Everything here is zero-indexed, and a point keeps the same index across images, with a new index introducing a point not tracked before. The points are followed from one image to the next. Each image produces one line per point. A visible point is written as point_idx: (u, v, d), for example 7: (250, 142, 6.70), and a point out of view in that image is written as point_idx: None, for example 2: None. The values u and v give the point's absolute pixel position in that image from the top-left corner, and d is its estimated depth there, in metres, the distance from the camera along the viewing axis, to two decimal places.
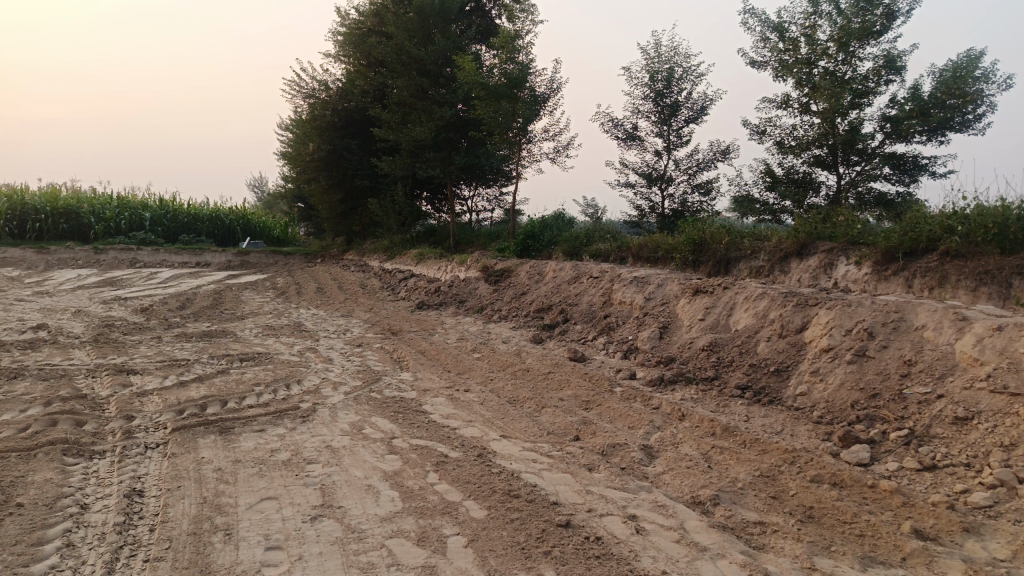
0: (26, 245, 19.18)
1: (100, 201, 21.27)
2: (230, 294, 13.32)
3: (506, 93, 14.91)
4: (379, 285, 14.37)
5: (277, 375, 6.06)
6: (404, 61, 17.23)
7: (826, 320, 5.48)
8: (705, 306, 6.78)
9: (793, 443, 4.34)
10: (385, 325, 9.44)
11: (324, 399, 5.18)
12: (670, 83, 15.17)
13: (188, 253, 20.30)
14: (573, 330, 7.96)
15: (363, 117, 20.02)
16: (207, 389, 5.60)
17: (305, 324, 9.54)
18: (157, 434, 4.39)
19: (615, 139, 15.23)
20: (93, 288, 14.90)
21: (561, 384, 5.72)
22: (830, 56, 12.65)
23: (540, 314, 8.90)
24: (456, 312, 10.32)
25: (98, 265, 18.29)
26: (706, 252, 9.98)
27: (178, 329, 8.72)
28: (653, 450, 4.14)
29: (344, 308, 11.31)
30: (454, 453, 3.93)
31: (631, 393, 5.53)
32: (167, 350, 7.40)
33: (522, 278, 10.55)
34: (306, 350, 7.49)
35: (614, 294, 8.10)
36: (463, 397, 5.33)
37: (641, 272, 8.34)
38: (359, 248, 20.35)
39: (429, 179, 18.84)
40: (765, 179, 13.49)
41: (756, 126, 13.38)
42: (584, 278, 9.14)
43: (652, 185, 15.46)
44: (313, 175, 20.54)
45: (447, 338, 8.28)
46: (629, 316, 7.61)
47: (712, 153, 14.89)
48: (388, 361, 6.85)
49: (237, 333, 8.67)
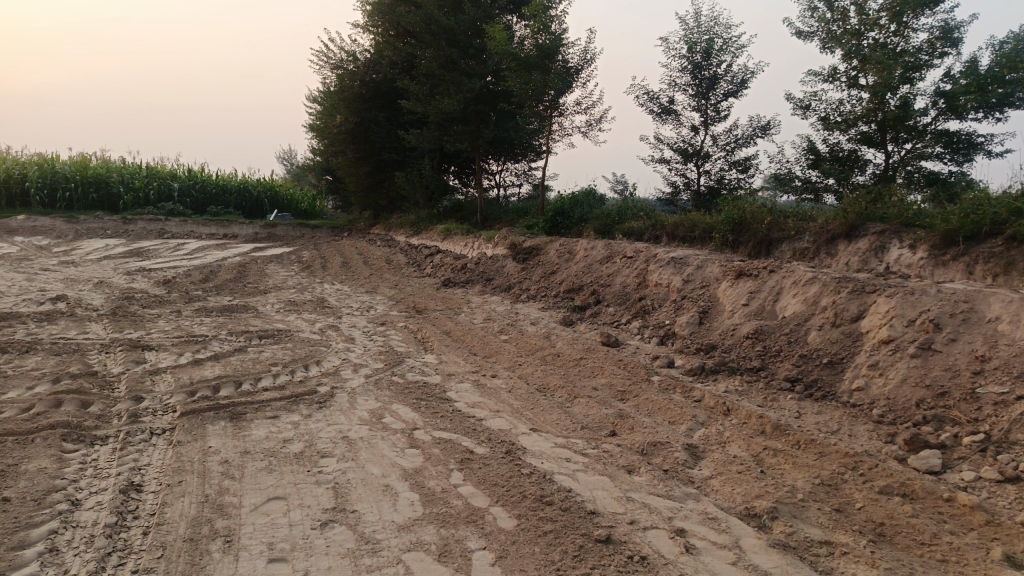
0: (56, 214, 19.19)
1: (129, 171, 21.20)
2: (254, 267, 13.12)
3: (539, 64, 14.40)
4: (405, 260, 14.07)
5: (296, 355, 5.77)
6: (433, 31, 16.77)
7: (885, 309, 5.03)
8: (749, 290, 6.35)
9: (853, 445, 3.93)
10: (409, 302, 9.14)
11: (343, 383, 4.88)
12: (709, 55, 14.53)
13: (215, 225, 20.19)
14: (606, 312, 7.57)
15: (391, 89, 19.63)
16: (222, 368, 5.34)
17: (328, 300, 9.27)
18: (164, 418, 4.12)
19: (650, 114, 14.68)
20: (119, 258, 14.81)
21: (594, 371, 5.36)
22: (881, 27, 11.95)
23: (570, 294, 8.53)
24: (483, 290, 9.98)
25: (126, 235, 18.24)
26: (746, 232, 9.50)
27: (198, 304, 8.50)
28: (698, 451, 3.77)
29: (369, 284, 11.03)
30: (480, 449, 3.59)
31: (669, 383, 5.15)
32: (185, 326, 7.16)
33: (552, 256, 10.17)
34: (327, 328, 7.21)
35: (650, 275, 7.70)
36: (489, 383, 4.99)
37: (678, 252, 7.91)
38: (385, 222, 20.07)
39: (457, 153, 18.45)
40: (807, 157, 12.89)
41: (800, 100, 12.76)
42: (617, 257, 8.72)
43: (687, 161, 14.92)
44: (340, 147, 20.24)
45: (474, 318, 7.95)
46: (666, 299, 7.21)
47: (751, 128, 14.29)
48: (411, 342, 6.54)
49: (259, 309, 8.43)
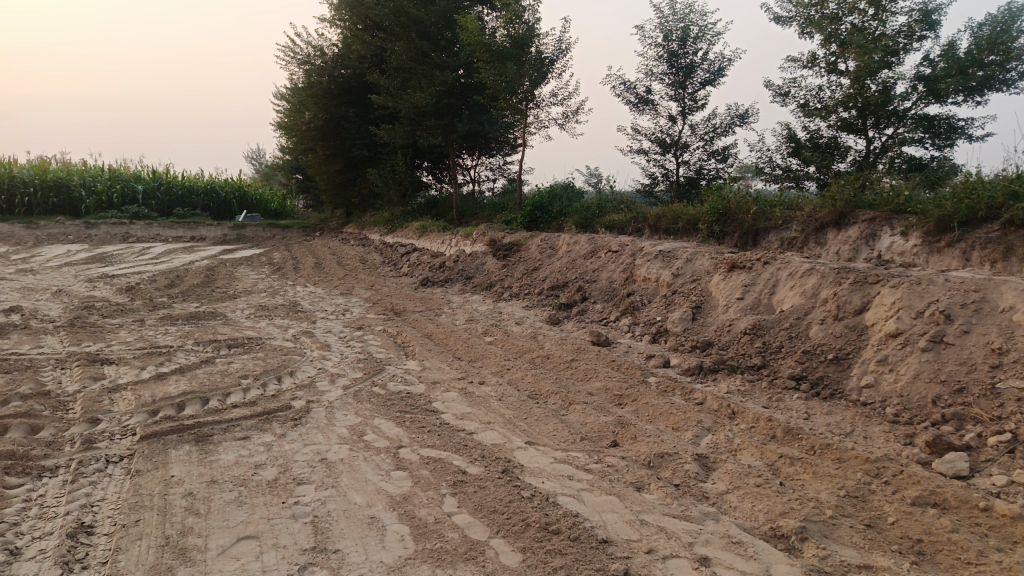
0: (15, 220, 18.46)
1: (91, 174, 20.48)
2: (223, 270, 12.64)
3: (512, 55, 14.06)
4: (380, 259, 13.66)
5: (268, 366, 5.39)
6: (402, 23, 16.35)
7: (891, 301, 4.79)
8: (743, 284, 6.09)
9: (871, 449, 3.68)
10: (387, 304, 8.76)
11: (320, 396, 4.52)
12: (685, 43, 14.31)
13: (183, 228, 19.57)
14: (593, 309, 7.28)
15: (361, 84, 19.15)
16: (188, 383, 4.95)
17: (301, 303, 8.86)
18: (122, 444, 3.74)
19: (627, 104, 14.43)
20: (81, 264, 14.22)
21: (588, 374, 5.06)
22: (859, 11, 11.80)
23: (554, 291, 8.23)
24: (463, 289, 9.64)
25: (89, 240, 17.58)
26: (732, 223, 9.26)
27: (163, 311, 8.05)
28: (709, 461, 3.48)
29: (343, 285, 10.62)
30: (473, 468, 3.27)
31: (668, 385, 4.87)
32: (149, 336, 6.74)
33: (534, 252, 9.86)
34: (301, 334, 6.83)
35: (637, 270, 7.42)
36: (477, 392, 4.67)
37: (666, 245, 7.64)
38: (358, 221, 19.61)
39: (430, 148, 18.05)
40: (787, 145, 12.73)
41: (779, 87, 12.61)
42: (601, 252, 8.43)
43: (666, 152, 14.71)
44: (310, 145, 19.72)
45: (456, 319, 7.61)
46: (655, 295, 6.93)
47: (730, 117, 14.11)
48: (391, 347, 6.19)
49: (228, 315, 8.00)
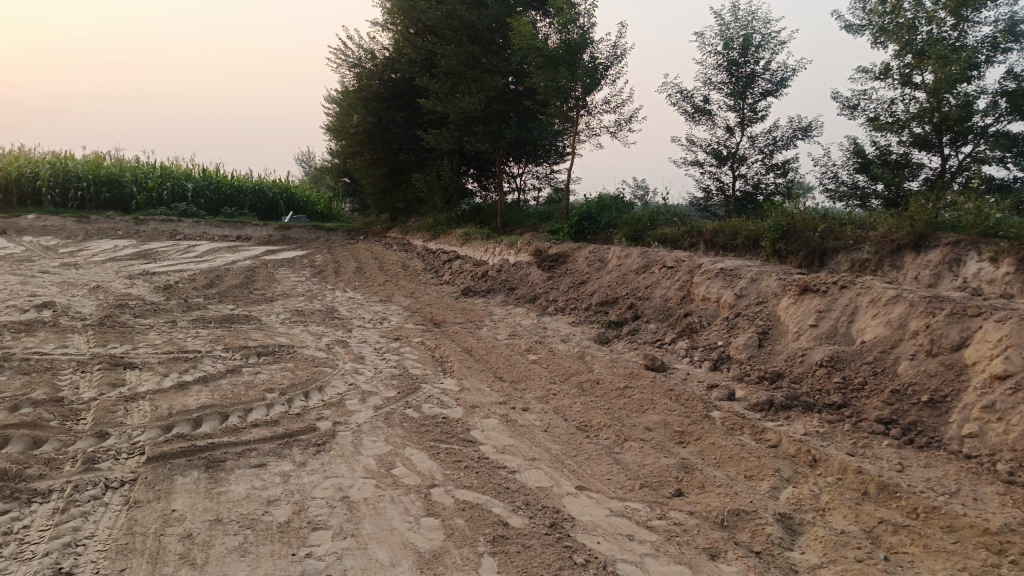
0: (67, 213, 18.66)
1: (143, 171, 20.64)
2: (264, 272, 12.42)
3: (565, 60, 13.62)
4: (422, 266, 13.33)
5: (297, 378, 5.01)
6: (454, 27, 16.06)
7: (997, 337, 4.17)
8: (817, 309, 5.52)
9: (987, 516, 3.11)
10: (426, 314, 8.36)
11: (349, 417, 4.11)
12: (746, 51, 13.68)
13: (229, 227, 19.58)
14: (646, 329, 6.76)
15: (410, 88, 18.92)
16: (211, 395, 4.58)
17: (338, 309, 8.52)
18: (126, 464, 3.36)
19: (682, 113, 13.85)
20: (125, 260, 14.20)
21: (643, 404, 4.57)
22: (938, 21, 11.05)
23: (603, 307, 7.72)
24: (506, 301, 9.20)
25: (137, 236, 17.67)
26: (797, 241, 8.65)
27: (197, 313, 7.77)
28: (794, 524, 2.96)
29: (383, 292, 10.28)
30: (517, 520, 2.80)
31: (734, 422, 4.34)
32: (179, 339, 6.44)
33: (582, 264, 9.38)
34: (335, 343, 6.46)
35: (696, 288, 6.88)
36: (521, 419, 4.20)
37: (727, 262, 7.09)
38: (402, 225, 19.36)
39: (477, 154, 17.71)
40: (854, 161, 12.05)
41: (847, 99, 11.94)
42: (655, 267, 7.92)
43: (721, 164, 14.08)
44: (357, 148, 19.57)
45: (498, 333, 7.17)
46: (716, 317, 6.39)
47: (792, 130, 13.44)
48: (428, 362, 5.76)
49: (262, 319, 7.69)
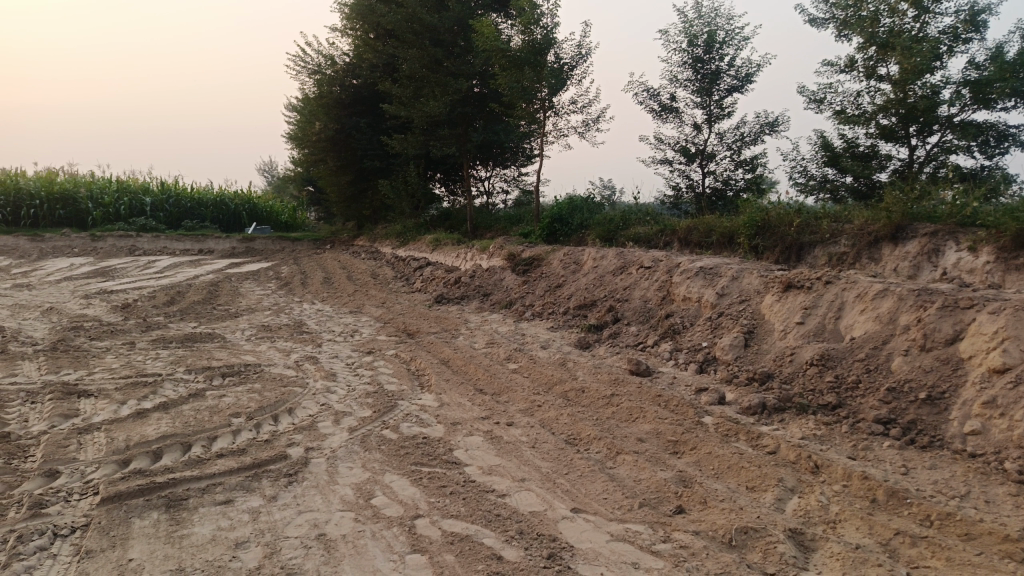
0: (19, 232, 17.97)
1: (99, 186, 19.99)
2: (228, 286, 12.01)
3: (531, 60, 13.44)
4: (392, 274, 13.03)
5: (265, 401, 4.72)
6: (416, 30, 15.78)
7: (992, 329, 4.05)
8: (802, 306, 5.39)
9: (1002, 520, 2.96)
10: (399, 324, 8.09)
11: (322, 442, 3.85)
12: (711, 48, 13.64)
13: (191, 240, 19.04)
14: (627, 332, 6.58)
15: (373, 93, 18.59)
16: (172, 423, 4.27)
17: (307, 323, 8.20)
18: (78, 507, 3.06)
19: (650, 112, 13.76)
20: (82, 279, 13.66)
21: (632, 413, 4.37)
22: (900, 13, 11.09)
23: (581, 310, 7.53)
24: (480, 307, 8.96)
25: (94, 254, 17.07)
26: (772, 237, 8.55)
27: (157, 333, 7.40)
28: (806, 541, 2.77)
29: (353, 302, 9.97)
30: (512, 553, 2.57)
31: (728, 428, 4.16)
32: (137, 362, 6.09)
33: (556, 267, 9.18)
34: (304, 360, 6.15)
35: (676, 288, 6.72)
36: (506, 436, 3.97)
37: (706, 260, 6.94)
38: (370, 233, 19.01)
39: (444, 159, 17.45)
40: (822, 154, 12.06)
41: (813, 93, 11.94)
42: (632, 268, 7.74)
43: (690, 161, 14.02)
44: (320, 156, 19.18)
45: (475, 342, 6.93)
46: (698, 317, 6.23)
47: (759, 125, 13.42)
48: (404, 376, 5.50)
49: (226, 336, 7.35)
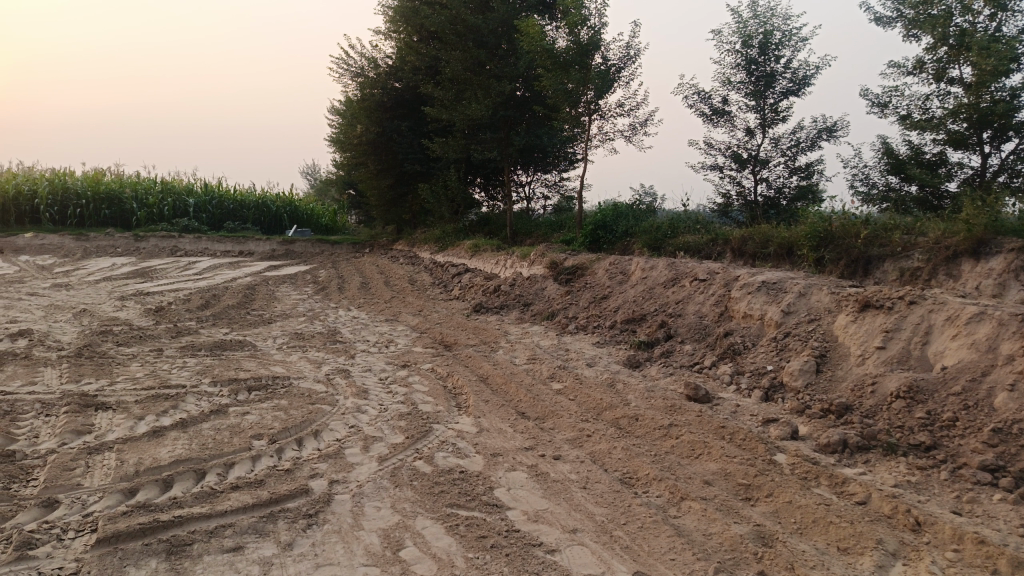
0: (65, 231, 18.11)
1: (144, 186, 20.10)
2: (264, 290, 11.79)
3: (577, 62, 12.99)
4: (430, 280, 12.70)
5: (291, 421, 4.36)
6: (459, 32, 15.46)
7: None
8: (883, 329, 4.85)
9: None
10: (436, 335, 7.70)
11: (350, 474, 3.45)
12: (766, 50, 13.03)
13: (231, 241, 19.01)
14: (681, 350, 6.09)
15: (414, 96, 18.34)
16: (188, 445, 3.92)
17: (341, 332, 7.87)
18: (72, 549, 2.70)
19: (700, 116, 13.21)
20: (122, 280, 13.61)
21: (694, 448, 3.89)
22: (973, 12, 10.37)
23: (630, 325, 7.05)
24: (521, 318, 8.54)
25: (136, 254, 17.10)
26: (837, 249, 7.97)
27: (187, 340, 7.12)
28: None
29: (390, 309, 9.63)
30: None
31: (806, 470, 3.66)
32: (163, 372, 5.79)
33: (602, 277, 8.72)
34: (335, 373, 5.79)
35: (735, 304, 6.21)
36: (553, 472, 3.53)
37: (768, 275, 6.42)
38: (408, 237, 18.75)
39: (485, 163, 17.10)
40: (886, 162, 11.39)
41: (877, 97, 11.28)
42: (685, 281, 7.24)
43: (742, 168, 13.42)
44: (361, 159, 18.99)
45: (516, 356, 6.50)
46: (761, 337, 5.72)
47: (816, 130, 12.76)
48: (440, 395, 5.11)
49: (257, 345, 7.04)
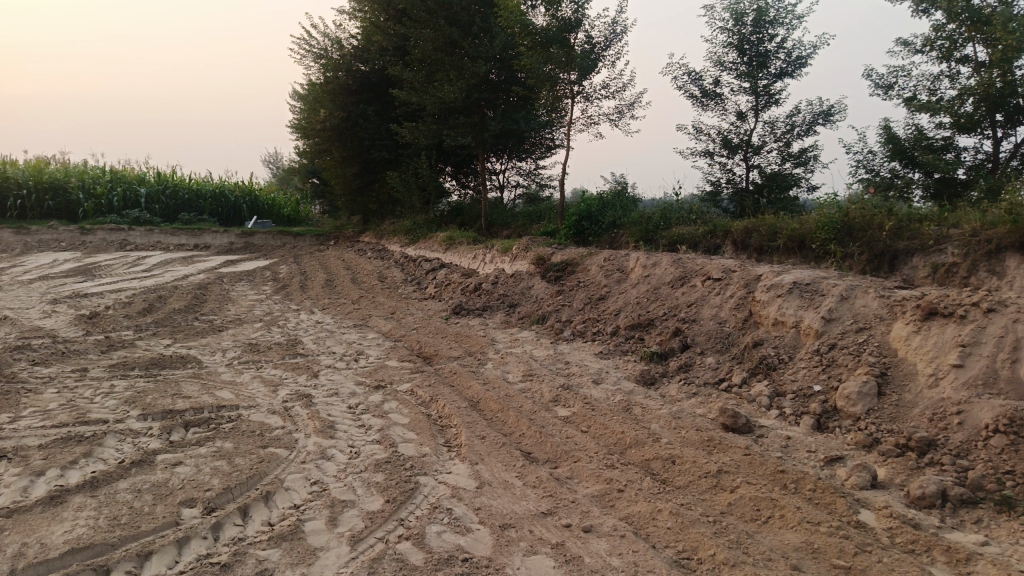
0: (4, 225, 16.69)
1: (91, 176, 18.68)
2: (219, 290, 10.69)
3: (558, 39, 12.02)
4: (402, 276, 11.73)
5: (235, 476, 3.37)
6: (429, 9, 14.40)
7: None
8: (957, 343, 4.03)
9: None
10: (413, 344, 6.75)
11: (311, 570, 2.50)
12: (759, 28, 12.24)
13: (186, 234, 17.74)
14: (702, 363, 5.24)
15: (382, 79, 17.23)
16: (91, 521, 2.92)
17: (303, 341, 6.86)
18: None
19: (690, 98, 12.42)
20: (63, 279, 12.36)
21: (760, 509, 3.02)
22: None
23: (635, 331, 6.18)
24: (507, 322, 7.62)
25: (83, 248, 15.80)
26: (859, 243, 7.19)
27: (120, 356, 6.05)
28: None
29: (359, 312, 8.65)
30: None
31: (911, 539, 2.82)
32: (83, 402, 4.75)
33: (596, 274, 7.84)
34: (295, 399, 4.80)
35: (763, 309, 5.36)
36: (589, 557, 2.63)
37: (796, 274, 5.59)
38: (376, 229, 17.68)
39: (457, 150, 16.11)
40: (888, 147, 10.68)
41: (880, 77, 10.59)
42: (695, 280, 6.38)
43: (733, 153, 12.66)
44: (325, 146, 17.83)
45: (509, 371, 5.59)
46: (798, 350, 4.89)
47: (812, 114, 12.04)
48: (423, 429, 4.18)
49: (204, 360, 6.01)
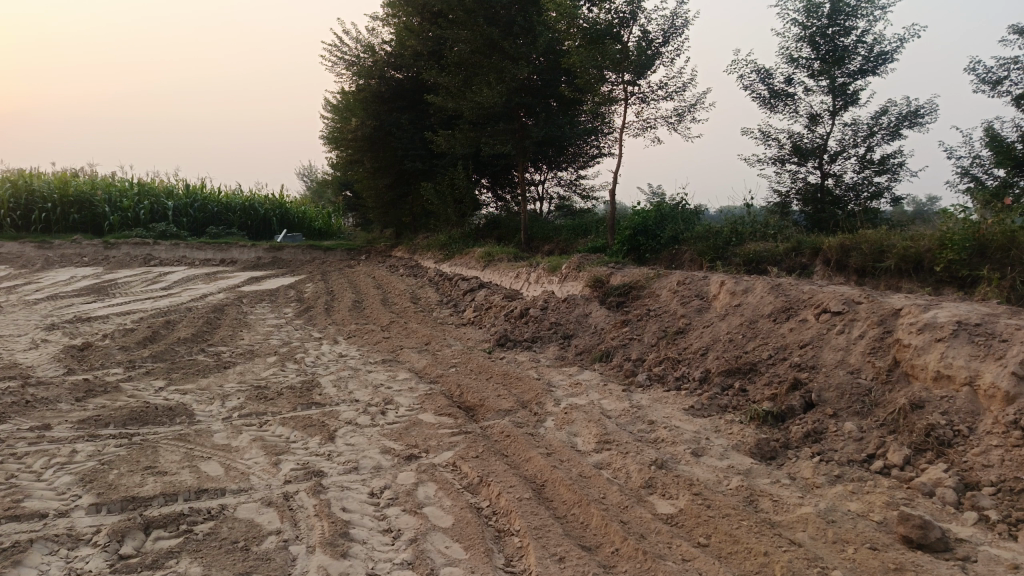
0: (26, 238, 15.93)
1: (117, 188, 17.94)
2: (237, 313, 9.61)
3: (611, 33, 10.76)
4: (437, 297, 10.57)
5: None
6: (467, 8, 13.25)
7: None
8: None
9: None
10: (453, 389, 5.54)
11: None
12: (837, 20, 10.90)
13: (213, 249, 16.83)
14: (839, 430, 3.94)
15: (416, 86, 16.16)
16: None
17: (321, 384, 5.70)
18: None
19: (758, 99, 11.09)
20: (76, 298, 11.42)
21: None
22: None
23: (734, 377, 4.89)
24: (564, 359, 6.39)
25: (104, 263, 14.95)
26: (1000, 265, 5.81)
27: (98, 406, 4.93)
28: None
29: (390, 343, 7.48)
30: None
31: None
32: (26, 481, 3.60)
33: (668, 300, 6.58)
34: (299, 480, 3.60)
35: (917, 359, 4.03)
36: None
37: (955, 310, 4.25)
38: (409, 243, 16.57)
39: (495, 160, 14.96)
40: (995, 152, 9.25)
41: (987, 72, 9.19)
42: (806, 314, 5.07)
43: (804, 160, 11.29)
44: (356, 157, 16.80)
45: (577, 434, 4.34)
46: (980, 419, 3.58)
47: (896, 116, 10.63)
48: (475, 539, 2.96)
49: (198, 413, 4.86)
